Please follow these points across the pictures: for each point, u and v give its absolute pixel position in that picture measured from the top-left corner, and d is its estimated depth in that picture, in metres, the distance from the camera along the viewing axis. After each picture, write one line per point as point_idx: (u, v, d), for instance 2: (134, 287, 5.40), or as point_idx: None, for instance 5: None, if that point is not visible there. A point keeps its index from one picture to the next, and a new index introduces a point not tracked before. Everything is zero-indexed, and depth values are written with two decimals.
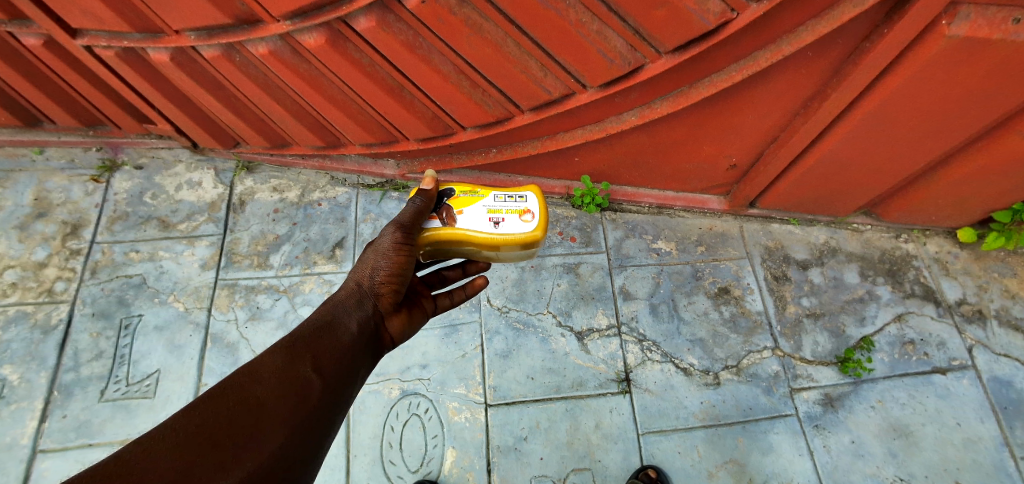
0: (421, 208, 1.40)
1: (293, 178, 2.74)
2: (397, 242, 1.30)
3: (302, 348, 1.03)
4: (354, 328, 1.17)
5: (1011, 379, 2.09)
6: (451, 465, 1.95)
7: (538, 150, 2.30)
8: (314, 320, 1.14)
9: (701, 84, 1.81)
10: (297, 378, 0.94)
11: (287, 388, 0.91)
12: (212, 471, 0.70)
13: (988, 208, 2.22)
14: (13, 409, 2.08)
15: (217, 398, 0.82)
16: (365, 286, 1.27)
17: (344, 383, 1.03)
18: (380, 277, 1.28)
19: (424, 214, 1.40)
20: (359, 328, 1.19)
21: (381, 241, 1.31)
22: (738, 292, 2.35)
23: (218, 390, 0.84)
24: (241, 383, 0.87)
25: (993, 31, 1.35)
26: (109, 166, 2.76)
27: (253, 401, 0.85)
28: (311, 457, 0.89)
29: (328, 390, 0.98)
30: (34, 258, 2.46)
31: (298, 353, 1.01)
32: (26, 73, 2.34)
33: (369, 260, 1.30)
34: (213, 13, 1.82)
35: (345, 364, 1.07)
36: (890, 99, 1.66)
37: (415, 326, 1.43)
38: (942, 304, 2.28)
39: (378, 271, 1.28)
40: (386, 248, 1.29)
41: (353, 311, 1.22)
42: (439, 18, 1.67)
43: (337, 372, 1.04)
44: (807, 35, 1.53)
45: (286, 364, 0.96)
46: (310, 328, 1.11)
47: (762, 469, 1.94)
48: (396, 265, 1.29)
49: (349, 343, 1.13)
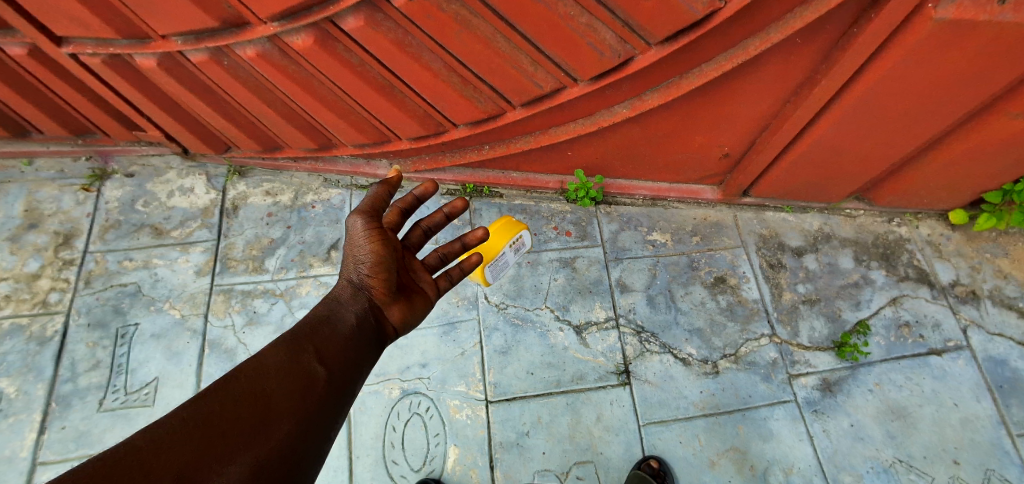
0: (380, 193, 1.34)
1: (286, 181, 2.73)
2: (366, 228, 1.28)
3: (304, 341, 1.04)
4: (353, 321, 1.18)
5: (1005, 358, 2.11)
6: (454, 462, 1.96)
7: (531, 145, 2.29)
8: (313, 314, 1.17)
9: (692, 74, 1.81)
10: (301, 371, 0.96)
11: (292, 381, 0.92)
12: (216, 464, 0.72)
13: (979, 189, 2.23)
14: (11, 421, 2.06)
15: (221, 390, 0.84)
16: (356, 280, 1.29)
17: (349, 372, 1.05)
18: (362, 271, 1.29)
19: (385, 199, 1.34)
20: (359, 321, 1.20)
21: (352, 232, 1.29)
22: (734, 281, 2.36)
23: (223, 383, 0.86)
24: (247, 375, 0.89)
25: (979, 13, 1.35)
26: (99, 174, 2.74)
27: (259, 395, 0.86)
28: (318, 444, 0.91)
29: (333, 380, 0.99)
30: (27, 270, 2.44)
31: (301, 344, 1.03)
32: (12, 83, 2.32)
33: (350, 255, 1.30)
34: (199, 17, 1.80)
35: (350, 355, 1.09)
36: (879, 84, 1.67)
37: (419, 313, 1.41)
38: (936, 286, 2.30)
39: (360, 264, 1.29)
40: (359, 238, 1.28)
41: (349, 303, 1.24)
42: (428, 15, 1.66)
43: (342, 360, 1.05)
44: (795, 22, 1.53)
45: (290, 354, 0.98)
46: (311, 321, 1.13)
47: (763, 455, 1.95)
48: (375, 253, 1.27)
49: (352, 334, 1.14)
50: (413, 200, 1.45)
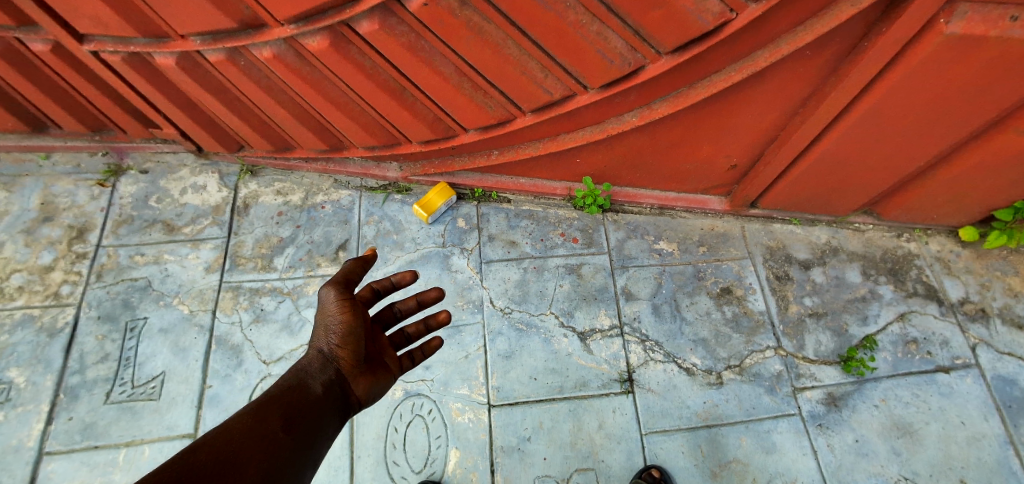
0: (352, 267, 1.40)
1: (297, 181, 2.76)
2: (339, 299, 1.30)
3: (269, 410, 1.02)
4: (318, 391, 1.17)
5: (1014, 377, 2.08)
6: (455, 465, 1.96)
7: (539, 152, 2.31)
8: (279, 383, 1.15)
9: (700, 84, 1.82)
10: (266, 437, 0.94)
11: (259, 443, 0.91)
12: None
13: (988, 206, 2.22)
14: (18, 411, 2.09)
15: (188, 456, 0.80)
16: (326, 350, 1.27)
17: (310, 440, 1.03)
18: (332, 341, 1.28)
19: (359, 271, 1.40)
20: (324, 391, 1.18)
21: (324, 304, 1.32)
22: (740, 292, 2.36)
23: (189, 449, 0.82)
24: (212, 442, 0.86)
25: (989, 28, 1.35)
26: (114, 170, 2.79)
27: (226, 457, 0.83)
28: None
29: (296, 446, 0.98)
30: (40, 262, 2.48)
31: (266, 413, 1.01)
32: (34, 79, 2.37)
33: (320, 326, 1.30)
34: (217, 18, 1.84)
35: (312, 425, 1.07)
36: (886, 98, 1.67)
37: (383, 390, 1.37)
38: (944, 302, 2.28)
39: (331, 334, 1.28)
40: (331, 308, 1.30)
41: (318, 374, 1.22)
42: (439, 21, 1.69)
43: (305, 429, 1.04)
44: (804, 35, 1.54)
45: (257, 419, 0.97)
46: (275, 392, 1.10)
47: (766, 468, 1.93)
48: (348, 323, 1.29)
49: (315, 402, 1.13)
50: (389, 284, 1.50)
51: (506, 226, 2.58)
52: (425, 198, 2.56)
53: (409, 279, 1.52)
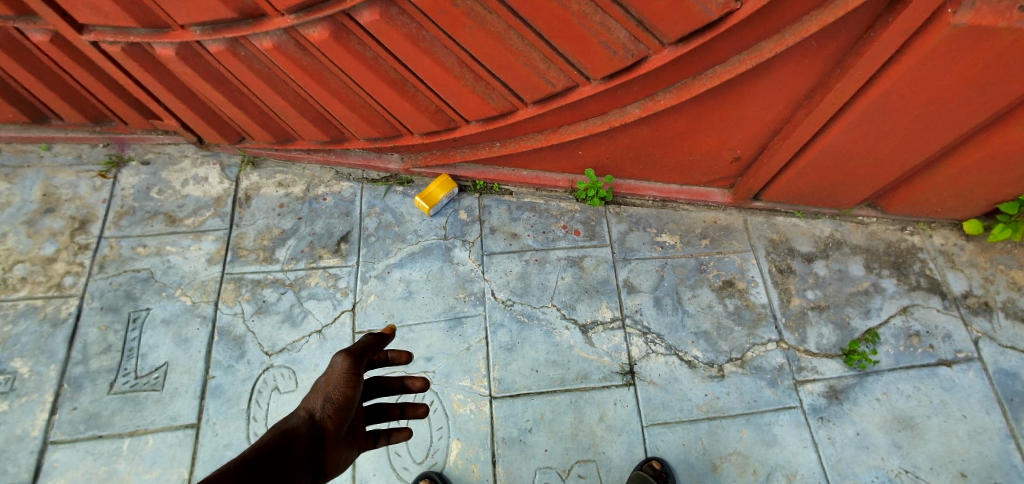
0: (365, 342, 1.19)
1: (298, 173, 2.75)
2: (348, 370, 1.07)
3: (255, 470, 0.74)
4: (303, 455, 0.88)
5: (1017, 371, 2.08)
6: (456, 456, 1.97)
7: (541, 143, 2.29)
8: (260, 439, 0.85)
9: (704, 76, 1.81)
10: None
11: None
12: None
13: (993, 200, 2.21)
14: (23, 401, 2.10)
15: None
16: (316, 415, 0.98)
17: None
18: (327, 410, 1.00)
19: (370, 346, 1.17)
20: (306, 456, 0.89)
21: (333, 369, 1.08)
22: (741, 285, 2.35)
23: None
24: None
25: (998, 20, 1.32)
26: (115, 161, 2.78)
27: None
28: None
29: None
30: (42, 253, 2.48)
31: (251, 473, 0.73)
32: (33, 69, 2.36)
33: (319, 387, 1.05)
34: (217, 7, 1.82)
35: None
36: (893, 89, 1.65)
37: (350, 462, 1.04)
38: (947, 296, 2.27)
39: (327, 403, 1.01)
40: (336, 376, 1.05)
41: (302, 435, 0.92)
42: (441, 10, 1.67)
43: None
44: (810, 25, 1.52)
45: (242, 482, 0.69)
46: (261, 450, 0.82)
47: (766, 460, 1.94)
48: (347, 398, 1.03)
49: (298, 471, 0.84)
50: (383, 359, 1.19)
51: (507, 218, 2.58)
52: (426, 190, 2.55)
53: (404, 361, 1.18)
